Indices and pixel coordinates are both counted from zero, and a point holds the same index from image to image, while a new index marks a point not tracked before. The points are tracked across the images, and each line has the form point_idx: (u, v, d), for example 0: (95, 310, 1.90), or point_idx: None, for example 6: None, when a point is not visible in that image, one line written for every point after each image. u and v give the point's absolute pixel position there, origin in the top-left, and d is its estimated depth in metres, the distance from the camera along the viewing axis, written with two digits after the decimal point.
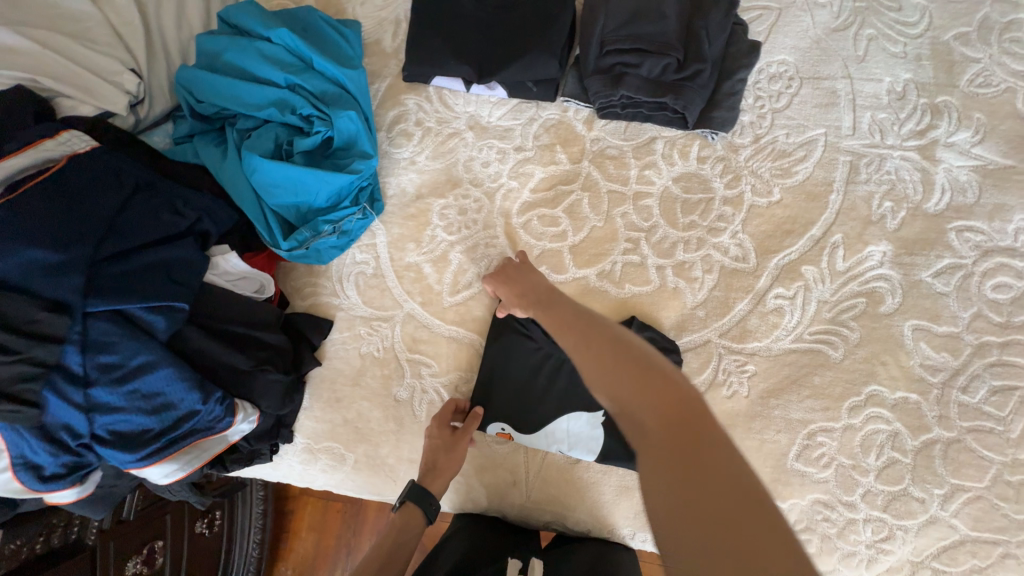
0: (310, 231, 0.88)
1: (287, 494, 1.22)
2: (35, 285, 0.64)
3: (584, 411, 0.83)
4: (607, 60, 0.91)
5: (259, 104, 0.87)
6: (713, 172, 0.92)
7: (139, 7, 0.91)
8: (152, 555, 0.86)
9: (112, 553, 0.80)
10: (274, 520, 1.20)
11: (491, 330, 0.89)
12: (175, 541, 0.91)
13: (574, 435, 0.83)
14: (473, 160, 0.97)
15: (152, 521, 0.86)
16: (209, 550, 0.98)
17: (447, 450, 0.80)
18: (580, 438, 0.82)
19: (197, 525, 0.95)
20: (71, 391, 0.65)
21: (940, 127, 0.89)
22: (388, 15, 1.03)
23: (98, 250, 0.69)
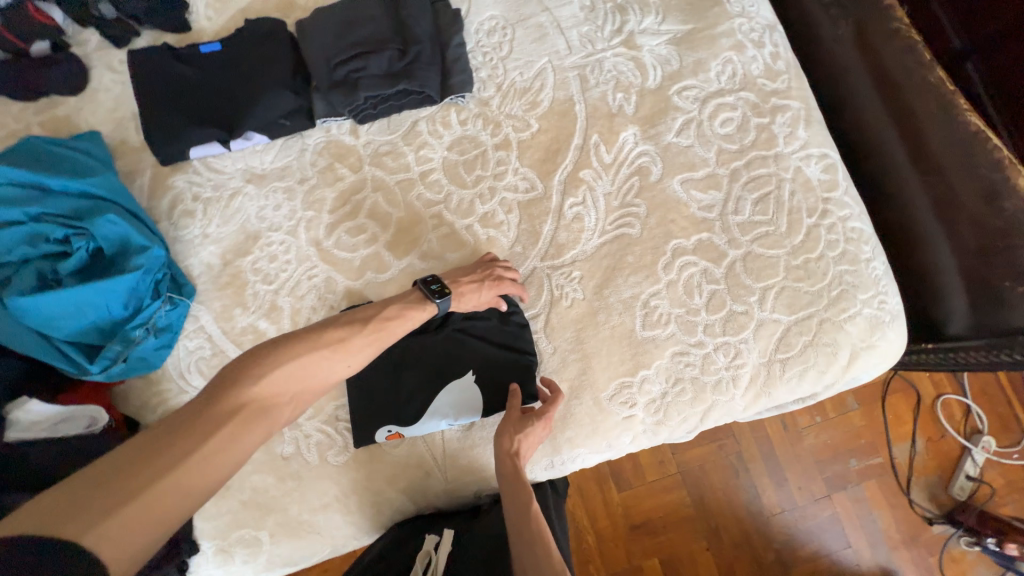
0: (120, 343, 0.85)
1: None
2: None
3: (454, 378, 0.88)
4: (337, 72, 0.96)
5: (5, 247, 0.82)
6: (478, 128, 1.01)
7: None
8: None
9: None
10: None
11: None
12: None
13: (455, 404, 0.87)
14: (264, 209, 0.98)
15: None
16: None
17: (497, 287, 0.87)
18: (462, 404, 0.87)
19: None
20: None
21: (631, 20, 1.04)
22: (122, 114, 1.03)
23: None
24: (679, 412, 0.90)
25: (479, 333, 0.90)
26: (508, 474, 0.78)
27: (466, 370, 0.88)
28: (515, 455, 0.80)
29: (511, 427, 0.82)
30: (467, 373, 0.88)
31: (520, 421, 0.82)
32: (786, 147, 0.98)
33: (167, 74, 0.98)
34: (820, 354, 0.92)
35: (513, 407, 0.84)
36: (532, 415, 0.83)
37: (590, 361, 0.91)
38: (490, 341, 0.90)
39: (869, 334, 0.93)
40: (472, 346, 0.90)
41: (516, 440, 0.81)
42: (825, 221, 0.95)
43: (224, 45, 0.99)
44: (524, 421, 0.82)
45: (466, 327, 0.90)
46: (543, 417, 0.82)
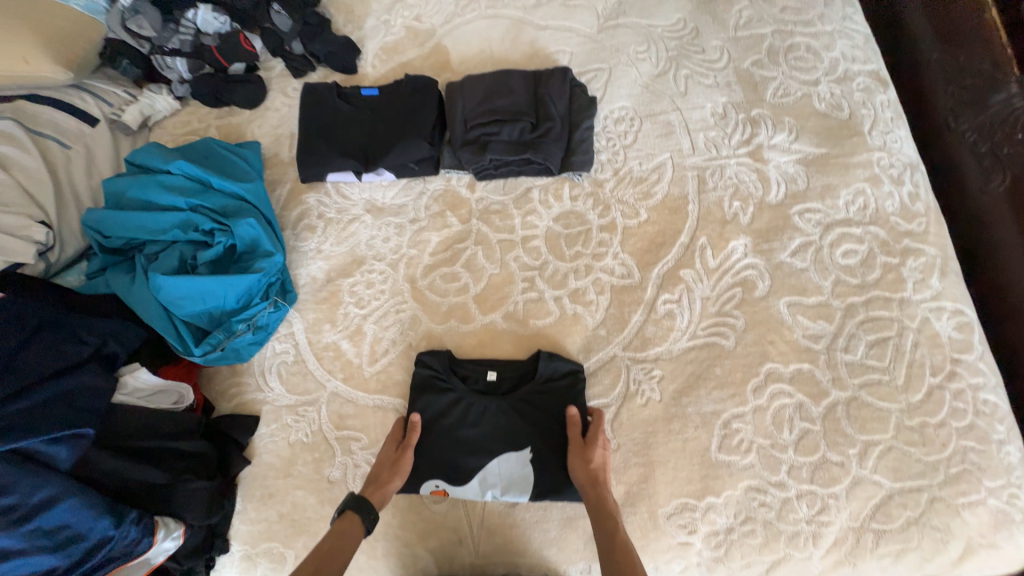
0: (223, 332, 0.92)
1: None
2: None
3: (511, 449, 0.85)
4: (472, 132, 1.04)
5: (164, 228, 0.94)
6: (586, 207, 1.04)
7: (48, 164, 1.01)
8: None
9: None
10: None
11: (413, 389, 0.91)
12: None
13: (508, 471, 0.84)
14: (374, 238, 1.05)
15: None
16: None
17: (405, 458, 0.83)
18: (515, 475, 0.84)
19: None
20: None
21: (762, 134, 1.04)
22: (283, 131, 1.17)
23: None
24: (743, 555, 0.81)
25: (545, 408, 0.88)
26: (594, 506, 0.76)
27: (525, 445, 0.85)
28: (596, 482, 0.78)
29: (580, 456, 0.81)
30: (525, 449, 0.85)
31: (586, 449, 0.82)
32: (914, 293, 0.90)
33: (328, 107, 1.11)
34: (926, 538, 0.79)
35: (579, 434, 0.84)
36: (591, 437, 0.83)
37: (654, 470, 0.85)
38: (554, 419, 0.87)
39: (992, 530, 0.79)
40: (536, 420, 0.87)
41: (591, 466, 0.80)
42: (952, 383, 0.85)
43: (381, 91, 1.12)
44: (595, 447, 0.82)
45: (533, 399, 0.88)
46: (600, 433, 0.83)
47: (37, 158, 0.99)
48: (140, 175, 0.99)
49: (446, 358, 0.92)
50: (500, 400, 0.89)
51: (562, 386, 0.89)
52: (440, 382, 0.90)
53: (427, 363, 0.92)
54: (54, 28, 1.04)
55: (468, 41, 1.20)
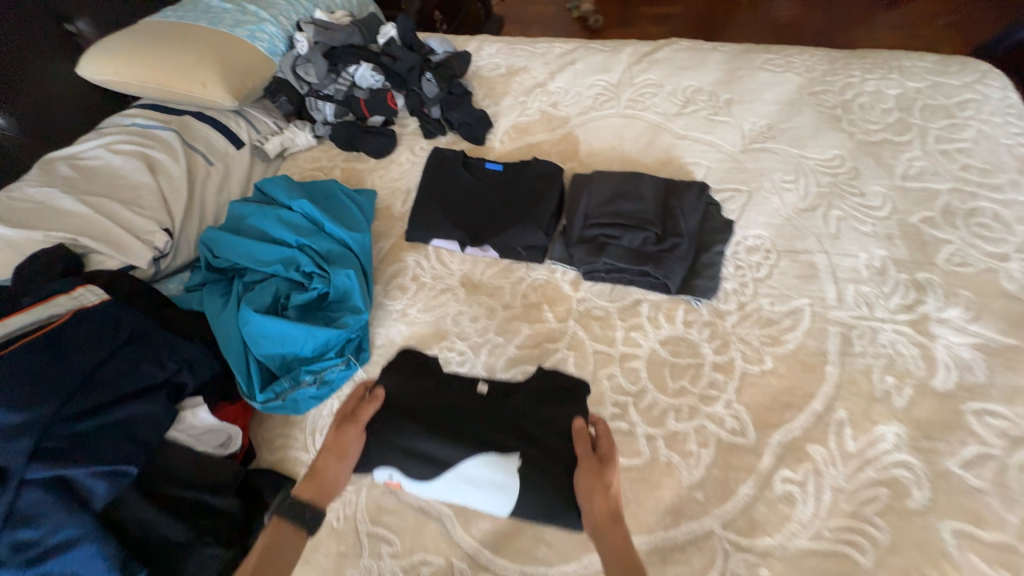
0: (290, 381, 0.87)
1: None
2: None
3: (494, 453, 0.76)
4: (590, 231, 0.98)
5: (268, 260, 0.94)
6: (700, 337, 0.91)
7: (189, 174, 1.07)
8: None
9: None
10: None
11: (400, 371, 0.87)
12: None
13: (481, 476, 0.75)
14: (462, 315, 0.99)
15: None
16: None
17: (354, 439, 0.72)
18: (492, 482, 0.74)
19: None
20: None
21: (929, 303, 0.88)
22: (400, 186, 1.17)
23: (63, 408, 0.66)
24: None
25: (542, 422, 0.79)
26: (612, 545, 0.58)
27: (513, 450, 0.76)
28: (609, 523, 0.61)
29: (595, 482, 0.65)
30: (513, 454, 0.75)
31: (598, 473, 0.66)
32: None
33: (451, 173, 1.11)
34: None
35: (592, 452, 0.68)
36: (606, 455, 0.67)
37: None
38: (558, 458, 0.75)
39: None
40: (538, 469, 0.74)
41: (610, 494, 0.64)
42: None
43: (505, 168, 1.11)
44: (607, 474, 0.65)
45: (529, 410, 0.81)
46: (610, 449, 0.68)
47: (183, 168, 1.05)
48: (264, 205, 1.02)
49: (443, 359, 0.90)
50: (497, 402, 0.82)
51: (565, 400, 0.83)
52: (421, 371, 0.88)
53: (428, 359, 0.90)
54: (239, 62, 1.15)
55: (601, 135, 1.17)
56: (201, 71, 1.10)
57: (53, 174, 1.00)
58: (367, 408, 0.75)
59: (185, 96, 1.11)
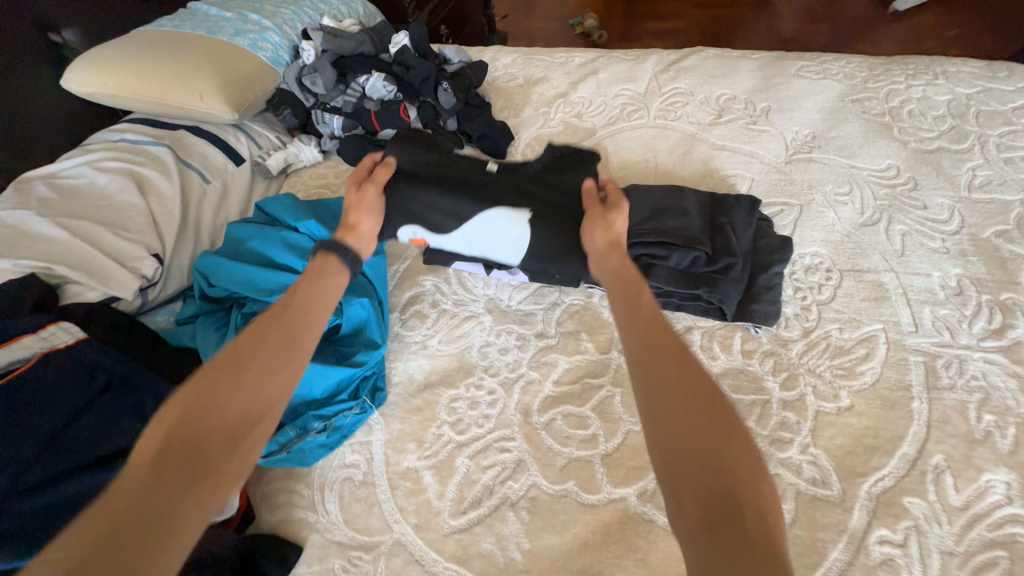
0: (296, 429, 0.77)
1: None
2: None
3: (504, 210, 0.85)
4: (632, 251, 0.88)
5: (271, 288, 0.83)
6: (763, 369, 0.81)
7: (183, 193, 0.97)
8: None
9: None
10: None
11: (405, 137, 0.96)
12: None
13: (496, 229, 0.85)
14: (489, 346, 0.88)
15: None
16: None
17: (375, 199, 0.80)
18: (507, 229, 0.85)
19: None
20: None
21: (1019, 327, 0.78)
22: None
23: (19, 480, 0.56)
24: None
25: (544, 186, 0.89)
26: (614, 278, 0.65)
27: (523, 208, 0.85)
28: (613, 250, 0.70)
29: (602, 217, 0.75)
30: (523, 210, 0.85)
31: (610, 214, 0.75)
32: None
33: (444, 171, 0.91)
34: None
35: (598, 204, 0.78)
36: (612, 204, 0.77)
37: None
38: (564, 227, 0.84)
39: None
40: (542, 222, 0.85)
41: (613, 229, 0.73)
42: None
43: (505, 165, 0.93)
44: (615, 217, 0.75)
45: (535, 184, 0.90)
46: (614, 199, 0.78)
47: (176, 186, 0.95)
48: (266, 226, 0.91)
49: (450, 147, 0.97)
50: (512, 182, 0.90)
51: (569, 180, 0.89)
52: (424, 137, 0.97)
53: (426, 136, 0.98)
54: (240, 71, 1.06)
55: (633, 146, 1.09)
56: (198, 82, 1.01)
57: (29, 195, 0.89)
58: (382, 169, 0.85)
59: (180, 108, 1.02)
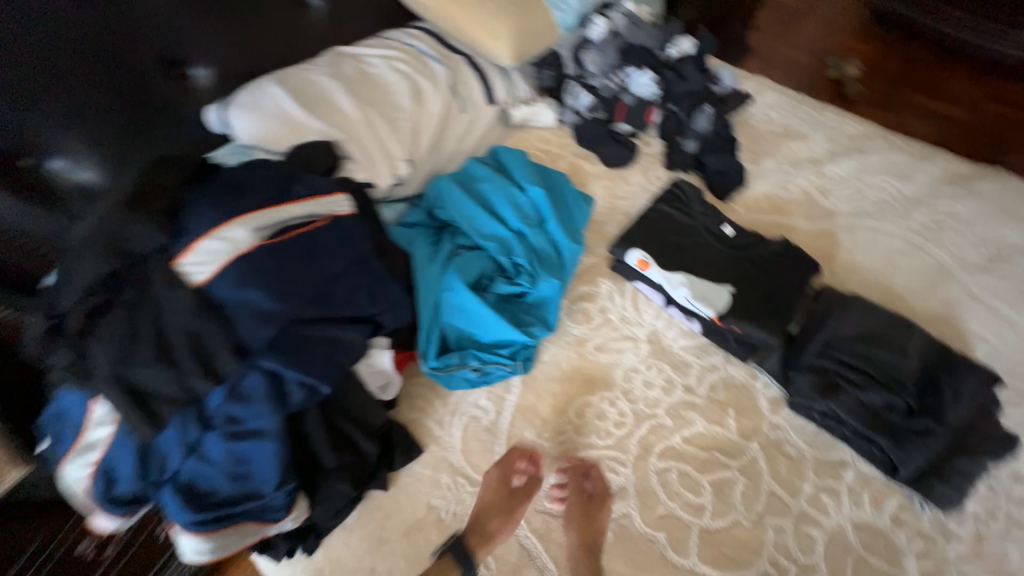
0: (459, 358, 0.85)
1: None
2: (239, 322, 0.62)
3: (718, 278, 0.91)
4: (825, 363, 0.83)
5: (485, 234, 0.93)
6: (909, 546, 0.74)
7: (443, 114, 1.09)
8: None
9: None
10: None
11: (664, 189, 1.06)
12: None
13: (701, 291, 0.89)
14: (636, 373, 0.90)
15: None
16: None
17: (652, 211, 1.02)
18: (708, 295, 0.88)
19: None
20: (192, 428, 0.60)
21: None
22: (621, 205, 1.09)
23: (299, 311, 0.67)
24: None
25: (766, 271, 0.92)
26: (584, 531, 0.75)
27: (730, 284, 0.90)
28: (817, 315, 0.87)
29: (576, 516, 0.77)
30: (729, 286, 0.89)
31: (592, 511, 0.76)
32: None
33: (672, 214, 1.01)
34: None
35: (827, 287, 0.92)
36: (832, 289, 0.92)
37: None
38: (770, 314, 0.86)
39: None
40: (749, 303, 0.88)
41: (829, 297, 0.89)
42: None
43: (738, 233, 0.97)
44: (596, 513, 0.76)
45: (759, 264, 0.93)
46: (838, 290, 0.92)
47: (441, 108, 1.08)
48: (499, 175, 1.01)
49: (696, 193, 1.04)
50: (738, 256, 0.94)
51: (795, 276, 0.91)
52: (678, 184, 1.05)
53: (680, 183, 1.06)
54: (531, 25, 1.14)
55: (870, 251, 0.99)
56: (495, 22, 1.12)
57: (339, 69, 1.07)
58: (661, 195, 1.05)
59: (468, 38, 1.15)
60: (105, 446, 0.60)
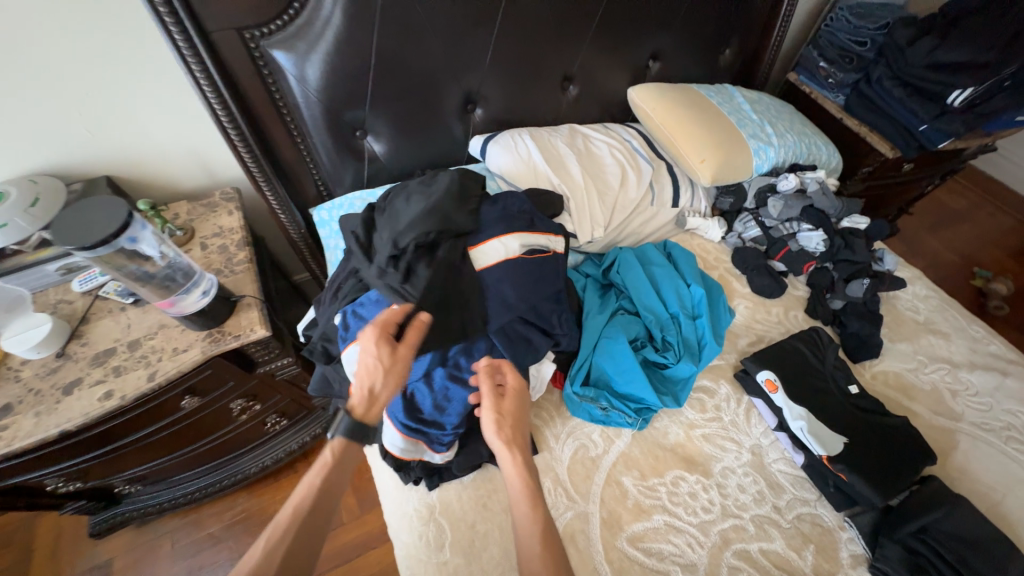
0: (595, 394, 1.03)
1: (262, 409, 1.46)
2: (490, 305, 0.88)
3: (832, 425, 1.02)
4: (918, 544, 0.88)
5: (648, 306, 1.12)
6: None
7: (638, 201, 1.33)
8: (214, 391, 1.19)
9: (210, 374, 1.12)
10: (242, 428, 1.47)
11: (800, 331, 1.21)
12: (227, 394, 1.24)
13: (815, 429, 1.00)
14: (731, 473, 1.01)
15: (222, 374, 1.16)
16: (216, 417, 1.31)
17: (788, 345, 1.15)
18: (820, 435, 0.99)
19: (235, 402, 1.31)
20: (433, 361, 0.85)
21: None
22: (758, 328, 1.23)
23: (524, 312, 0.89)
24: None
25: (879, 439, 1.01)
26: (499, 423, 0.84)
27: (843, 435, 1.00)
28: (920, 500, 0.94)
29: (494, 410, 0.84)
30: (841, 436, 1.00)
31: (505, 403, 0.86)
32: None
33: (804, 355, 1.14)
34: None
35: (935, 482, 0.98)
36: (941, 486, 0.96)
37: None
38: (876, 476, 0.94)
39: None
40: (857, 458, 0.97)
41: (938, 490, 0.95)
42: None
43: (860, 395, 1.09)
44: (507, 407, 0.86)
45: (875, 431, 1.02)
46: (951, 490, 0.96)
47: (639, 196, 1.33)
48: (669, 266, 1.22)
49: (831, 346, 1.17)
50: (854, 415, 1.05)
51: (908, 454, 0.99)
52: (815, 333, 1.19)
53: (818, 332, 1.20)
54: (731, 159, 1.36)
55: (991, 466, 1.02)
56: (707, 151, 1.35)
57: (575, 142, 1.37)
58: (799, 335, 1.19)
59: (679, 152, 1.39)
60: None
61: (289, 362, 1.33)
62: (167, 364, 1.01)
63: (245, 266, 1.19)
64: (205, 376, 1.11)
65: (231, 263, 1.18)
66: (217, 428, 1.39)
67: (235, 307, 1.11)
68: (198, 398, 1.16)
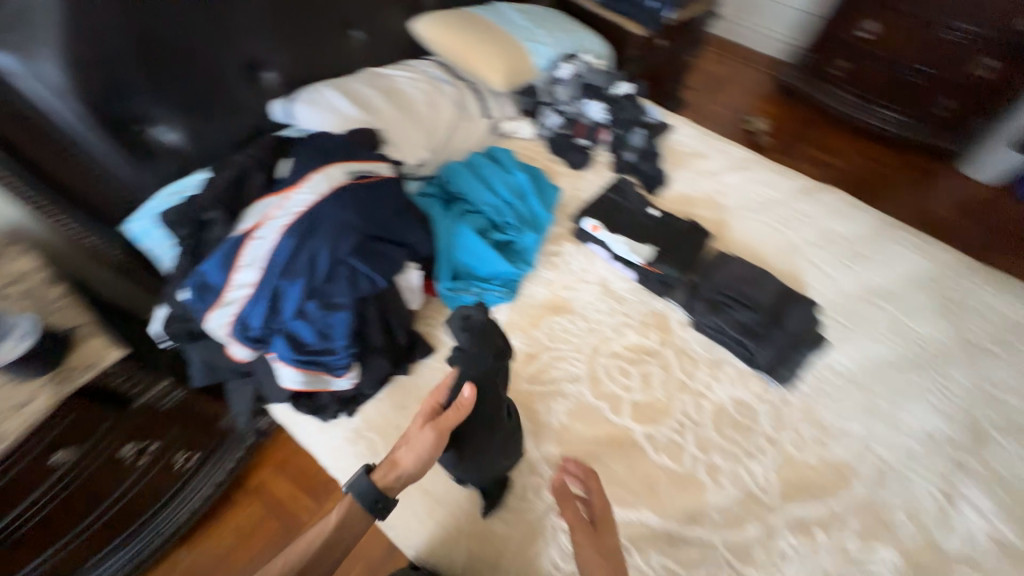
0: (465, 284, 1.19)
1: (162, 447, 1.33)
2: (334, 232, 0.93)
3: (642, 241, 1.32)
4: (712, 295, 1.23)
5: (484, 202, 1.30)
6: (764, 410, 1.10)
7: (451, 119, 1.47)
8: (89, 442, 1.11)
9: (70, 422, 1.05)
10: (147, 477, 1.31)
11: (609, 185, 1.49)
12: (108, 444, 1.16)
13: (629, 247, 1.30)
14: (588, 303, 1.26)
15: (87, 419, 1.09)
16: (109, 474, 1.19)
17: (602, 198, 1.42)
18: (635, 250, 1.29)
19: (123, 450, 1.20)
20: (297, 298, 0.89)
21: (964, 482, 1.02)
22: (580, 194, 1.48)
23: (370, 229, 0.98)
24: None
25: (673, 239, 1.34)
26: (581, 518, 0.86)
27: (652, 245, 1.31)
28: (710, 267, 1.28)
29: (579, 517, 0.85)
30: (649, 245, 1.30)
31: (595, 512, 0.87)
32: None
33: (615, 200, 1.42)
34: None
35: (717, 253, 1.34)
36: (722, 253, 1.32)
37: None
38: (676, 262, 1.27)
39: None
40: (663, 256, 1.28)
41: (719, 257, 1.31)
42: None
43: (661, 213, 1.39)
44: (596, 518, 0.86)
45: (671, 234, 1.35)
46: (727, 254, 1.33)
47: (450, 115, 1.46)
48: (495, 166, 1.40)
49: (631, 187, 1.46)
50: (658, 229, 1.36)
51: (693, 242, 1.34)
52: (620, 180, 1.48)
53: (622, 179, 1.48)
54: (515, 64, 1.56)
55: (750, 231, 1.42)
56: (493, 60, 1.52)
57: (375, 81, 1.44)
58: (610, 188, 1.46)
59: (469, 68, 1.54)
60: (242, 303, 0.90)
61: (168, 386, 1.27)
62: (12, 421, 0.91)
63: (66, 300, 1.08)
64: (66, 427, 1.05)
65: (45, 302, 1.07)
66: (116, 486, 1.22)
67: (69, 342, 1.02)
68: (72, 451, 1.07)
